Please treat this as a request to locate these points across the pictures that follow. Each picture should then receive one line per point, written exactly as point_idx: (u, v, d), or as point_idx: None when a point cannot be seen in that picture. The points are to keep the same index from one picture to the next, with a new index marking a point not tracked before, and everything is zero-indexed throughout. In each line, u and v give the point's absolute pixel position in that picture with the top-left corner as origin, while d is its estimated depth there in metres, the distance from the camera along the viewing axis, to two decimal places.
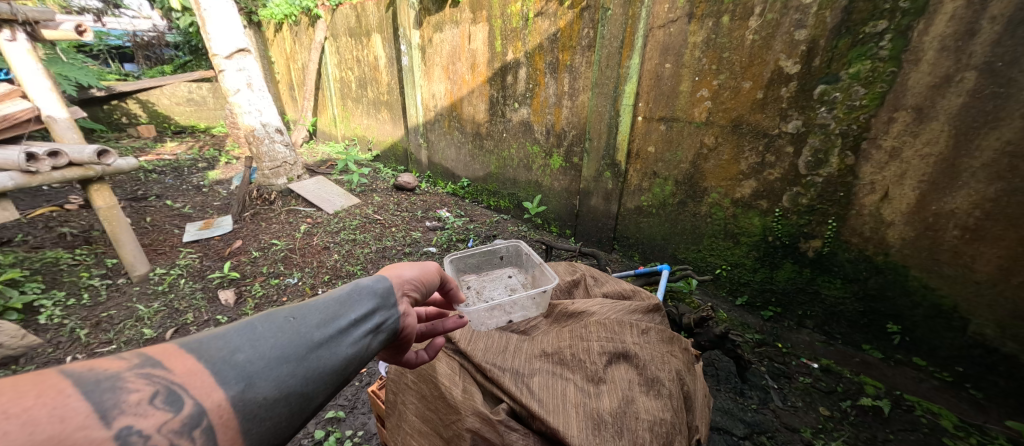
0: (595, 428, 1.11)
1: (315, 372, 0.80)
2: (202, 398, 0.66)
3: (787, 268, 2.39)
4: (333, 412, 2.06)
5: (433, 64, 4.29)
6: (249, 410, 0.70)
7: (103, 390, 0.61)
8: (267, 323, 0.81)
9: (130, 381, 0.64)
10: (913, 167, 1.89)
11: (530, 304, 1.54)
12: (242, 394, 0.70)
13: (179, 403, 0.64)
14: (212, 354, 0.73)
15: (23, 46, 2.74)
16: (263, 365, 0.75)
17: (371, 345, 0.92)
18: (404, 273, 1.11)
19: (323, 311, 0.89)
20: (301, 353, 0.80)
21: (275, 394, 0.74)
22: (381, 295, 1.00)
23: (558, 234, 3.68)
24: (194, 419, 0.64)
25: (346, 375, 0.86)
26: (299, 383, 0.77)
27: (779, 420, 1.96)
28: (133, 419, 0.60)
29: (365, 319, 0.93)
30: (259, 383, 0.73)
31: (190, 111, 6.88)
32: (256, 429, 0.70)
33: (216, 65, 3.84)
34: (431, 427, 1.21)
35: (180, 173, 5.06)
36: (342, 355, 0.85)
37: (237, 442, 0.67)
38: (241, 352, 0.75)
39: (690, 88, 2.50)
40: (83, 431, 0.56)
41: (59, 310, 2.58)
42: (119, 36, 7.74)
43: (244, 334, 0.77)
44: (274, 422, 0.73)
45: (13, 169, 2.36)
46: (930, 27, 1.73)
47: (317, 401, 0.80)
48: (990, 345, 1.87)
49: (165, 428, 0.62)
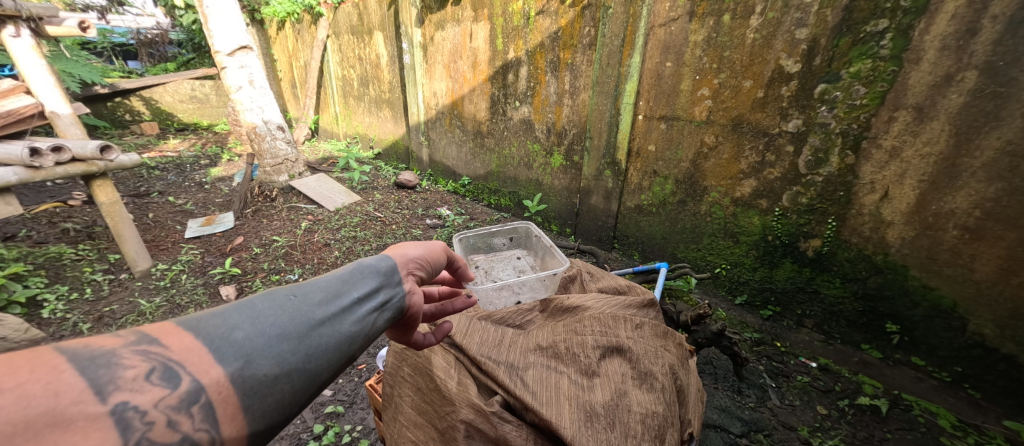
0: (588, 420, 1.12)
1: (316, 349, 0.83)
2: (200, 374, 0.69)
3: (786, 268, 2.40)
4: (333, 407, 2.08)
5: (434, 62, 4.30)
6: (249, 386, 0.72)
7: (98, 367, 0.64)
8: (267, 300, 0.84)
9: (126, 358, 0.66)
10: (913, 166, 1.89)
11: (536, 285, 1.74)
12: (241, 371, 0.72)
13: (176, 380, 0.67)
14: (210, 331, 0.75)
15: (27, 42, 2.74)
16: (263, 343, 0.77)
17: (376, 323, 0.94)
18: (409, 252, 1.12)
19: (325, 289, 0.91)
20: (302, 331, 0.82)
21: (275, 370, 0.76)
22: (385, 274, 1.01)
23: (559, 233, 3.69)
24: (191, 396, 0.67)
25: (350, 352, 0.88)
26: (301, 360, 0.80)
27: (776, 418, 1.97)
28: (128, 395, 0.63)
29: (369, 297, 0.95)
30: (258, 361, 0.75)
31: (193, 108, 6.91)
32: (257, 405, 0.73)
33: (218, 62, 3.86)
34: (426, 419, 1.22)
35: (182, 170, 5.08)
36: (344, 332, 0.88)
37: (237, 419, 0.70)
38: (240, 329, 0.77)
39: (690, 87, 2.50)
40: (78, 407, 0.58)
41: (62, 304, 2.60)
42: (122, 34, 7.77)
43: (243, 312, 0.80)
44: (276, 398, 0.76)
45: (17, 164, 2.39)
46: (930, 26, 1.73)
47: (321, 377, 0.83)
48: (989, 345, 1.87)
49: (162, 404, 0.64)
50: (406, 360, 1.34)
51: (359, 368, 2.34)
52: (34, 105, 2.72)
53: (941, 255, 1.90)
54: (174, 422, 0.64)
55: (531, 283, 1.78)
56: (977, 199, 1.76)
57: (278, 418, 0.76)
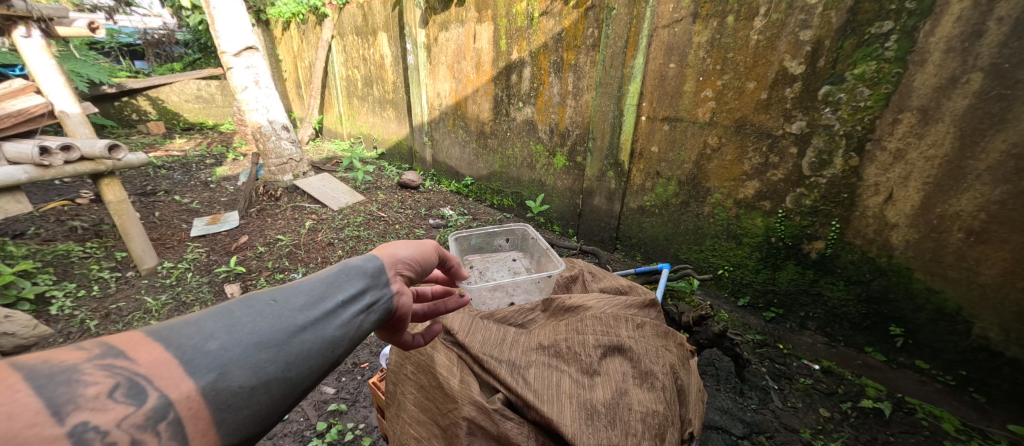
0: (589, 418, 1.13)
1: (296, 357, 0.82)
2: (168, 389, 0.67)
3: (790, 269, 2.39)
4: (335, 405, 2.10)
5: (438, 63, 4.33)
6: (223, 400, 0.71)
7: (58, 384, 0.62)
8: (245, 307, 0.83)
9: (88, 374, 0.65)
10: (918, 168, 1.89)
11: (533, 288, 1.71)
12: (214, 384, 0.71)
13: (142, 396, 0.66)
14: (182, 343, 0.74)
15: (38, 42, 2.78)
16: (239, 353, 0.76)
17: (362, 325, 0.95)
18: (398, 252, 1.13)
19: (307, 294, 0.91)
20: (281, 339, 0.82)
21: (252, 382, 0.75)
22: (372, 275, 1.02)
23: (561, 233, 3.70)
24: (159, 412, 0.65)
25: (332, 357, 0.88)
26: (279, 369, 0.79)
27: (779, 420, 1.96)
28: (89, 415, 0.61)
29: (354, 300, 0.96)
30: (233, 373, 0.74)
31: (199, 108, 6.99)
32: (232, 419, 0.72)
33: (225, 62, 3.89)
34: (428, 416, 1.23)
35: (188, 169, 5.13)
36: (327, 337, 0.88)
37: (209, 433, 0.69)
38: (215, 339, 0.76)
39: (693, 88, 2.50)
40: (33, 429, 0.56)
41: (70, 301, 2.64)
42: (130, 34, 7.86)
43: (218, 321, 0.79)
44: (252, 409, 0.75)
45: (27, 162, 2.42)
46: (935, 28, 1.73)
47: (301, 385, 0.83)
48: (994, 349, 1.86)
49: (126, 422, 0.63)
50: (409, 357, 1.35)
51: (361, 366, 2.36)
52: (44, 105, 2.75)
53: (946, 258, 1.90)
54: (140, 440, 0.63)
55: (525, 283, 1.73)
56: (982, 201, 1.76)
57: (254, 431, 0.75)
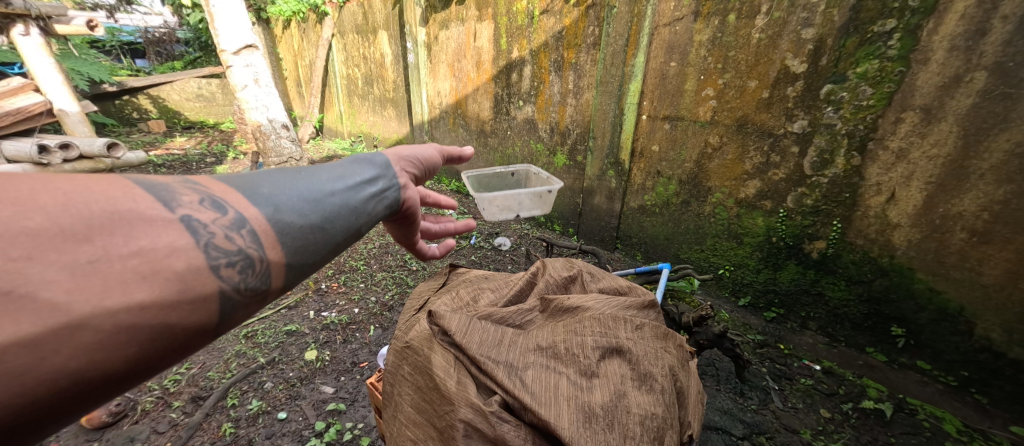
0: (587, 421, 1.12)
1: (332, 211, 0.95)
2: (242, 210, 0.81)
3: (791, 270, 2.38)
4: (334, 405, 2.09)
5: (438, 61, 4.31)
6: (280, 226, 0.85)
7: (162, 190, 0.75)
8: (286, 174, 0.96)
9: (181, 188, 0.78)
10: (920, 168, 1.87)
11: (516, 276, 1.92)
12: (273, 215, 0.85)
13: (223, 209, 0.79)
14: (244, 186, 0.87)
15: (37, 41, 2.76)
16: (287, 199, 0.90)
17: (381, 200, 1.09)
18: (405, 151, 1.24)
19: (334, 171, 1.04)
20: (319, 196, 0.95)
21: (301, 221, 0.88)
22: (383, 166, 1.15)
23: (562, 233, 3.69)
24: (238, 222, 0.79)
25: (359, 221, 1.00)
26: (320, 217, 0.92)
27: (779, 421, 1.95)
28: (190, 211, 0.75)
29: (371, 181, 1.09)
30: (285, 211, 0.87)
31: (200, 107, 6.98)
32: (289, 242, 0.85)
33: (224, 61, 3.87)
34: (426, 417, 1.22)
35: (189, 168, 5.12)
36: (354, 203, 1.00)
37: (274, 247, 0.82)
38: (268, 187, 0.89)
39: (694, 87, 2.48)
40: (154, 211, 0.70)
41: None
42: (130, 32, 7.85)
43: (268, 178, 0.92)
44: (303, 241, 0.88)
45: (26, 161, 2.41)
46: (939, 26, 1.71)
47: (338, 236, 0.95)
48: (996, 350, 1.84)
49: (217, 222, 0.76)
50: (406, 359, 1.34)
51: (360, 366, 2.35)
52: (43, 104, 2.78)
53: (949, 259, 1.88)
54: (229, 238, 0.76)
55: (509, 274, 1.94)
56: (986, 201, 1.74)
57: (305, 262, 0.88)
